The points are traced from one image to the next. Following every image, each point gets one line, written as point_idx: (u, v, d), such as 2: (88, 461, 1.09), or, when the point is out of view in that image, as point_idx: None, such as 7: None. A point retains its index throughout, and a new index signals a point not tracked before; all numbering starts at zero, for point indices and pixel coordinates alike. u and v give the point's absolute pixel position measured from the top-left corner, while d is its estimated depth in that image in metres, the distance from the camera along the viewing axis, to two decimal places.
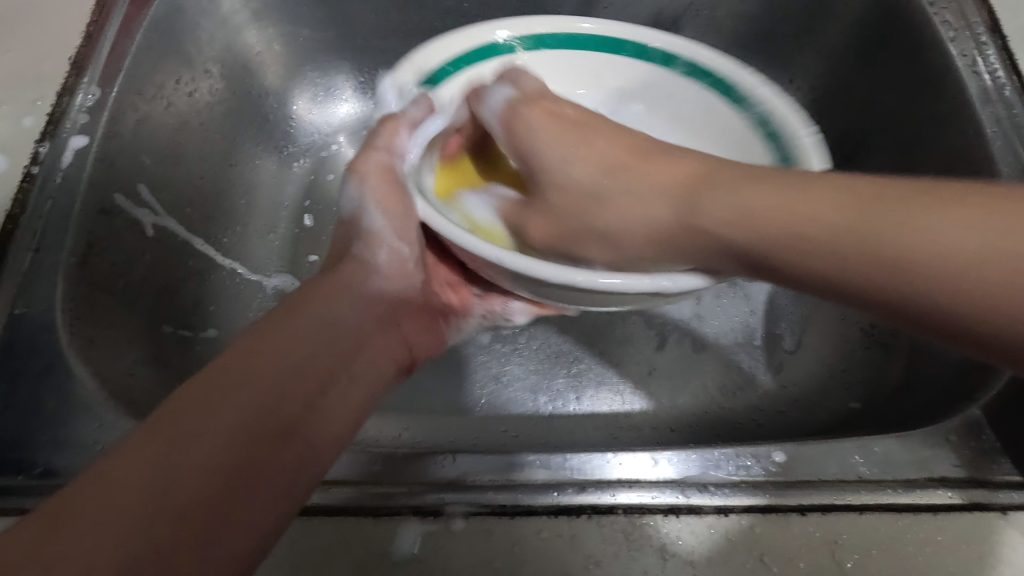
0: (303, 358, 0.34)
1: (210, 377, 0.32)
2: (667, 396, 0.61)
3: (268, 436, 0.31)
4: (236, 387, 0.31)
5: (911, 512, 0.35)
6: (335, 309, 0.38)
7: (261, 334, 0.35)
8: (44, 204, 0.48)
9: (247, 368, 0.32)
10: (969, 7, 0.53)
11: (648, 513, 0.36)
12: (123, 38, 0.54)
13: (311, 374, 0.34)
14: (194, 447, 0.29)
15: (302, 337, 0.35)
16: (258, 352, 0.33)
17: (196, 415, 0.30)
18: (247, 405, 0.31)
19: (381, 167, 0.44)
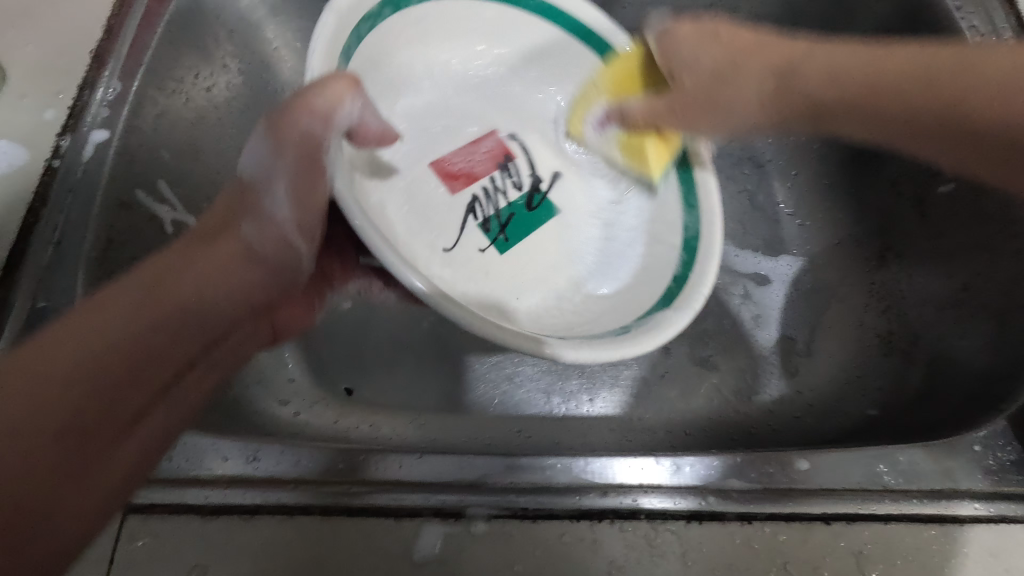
0: (172, 335, 0.35)
1: (43, 346, 0.31)
2: (680, 399, 0.60)
3: (107, 417, 0.32)
4: (74, 365, 0.31)
5: (936, 523, 0.35)
6: (213, 283, 0.37)
7: (119, 299, 0.33)
8: (66, 198, 0.48)
9: (89, 342, 0.31)
10: (998, 11, 0.51)
11: (670, 519, 0.35)
12: (143, 32, 0.54)
13: (164, 364, 0.34)
14: (17, 432, 0.29)
15: (176, 307, 0.35)
16: (109, 325, 0.32)
17: (21, 393, 0.29)
18: (83, 390, 0.31)
19: (310, 142, 0.39)
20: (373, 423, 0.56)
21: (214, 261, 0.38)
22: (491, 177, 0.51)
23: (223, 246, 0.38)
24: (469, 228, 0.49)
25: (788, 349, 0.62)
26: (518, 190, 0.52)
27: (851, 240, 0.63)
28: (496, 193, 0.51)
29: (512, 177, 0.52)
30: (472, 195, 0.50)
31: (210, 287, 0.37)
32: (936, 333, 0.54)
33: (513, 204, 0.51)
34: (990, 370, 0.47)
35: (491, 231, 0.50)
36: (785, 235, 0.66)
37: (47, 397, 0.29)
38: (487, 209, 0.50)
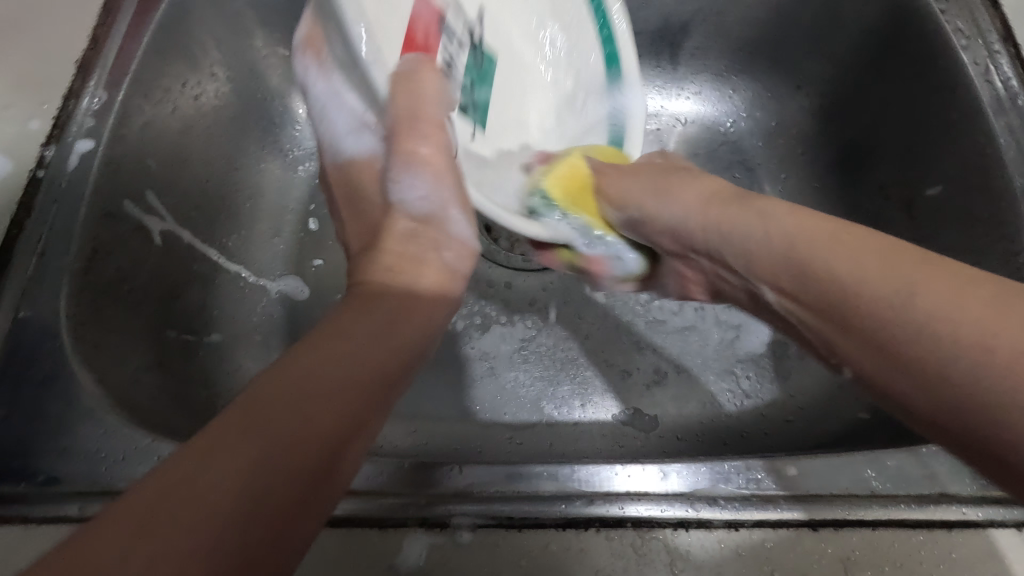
0: (354, 387, 0.29)
1: (295, 367, 0.28)
2: (672, 403, 0.60)
3: (299, 491, 0.25)
4: (321, 380, 0.28)
5: (924, 528, 0.35)
6: (397, 321, 0.34)
7: (332, 328, 0.32)
8: (49, 208, 0.48)
9: (326, 368, 0.29)
10: (983, 14, 0.51)
11: (657, 527, 0.35)
12: (130, 42, 0.54)
13: (367, 406, 0.29)
14: (279, 447, 0.25)
15: (340, 375, 0.29)
16: (334, 353, 0.30)
17: (283, 405, 0.26)
18: (331, 408, 0.27)
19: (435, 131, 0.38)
20: None
21: (358, 315, 0.33)
22: (448, 47, 0.41)
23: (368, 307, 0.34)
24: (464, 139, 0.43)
25: (780, 353, 0.62)
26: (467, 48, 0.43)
27: None
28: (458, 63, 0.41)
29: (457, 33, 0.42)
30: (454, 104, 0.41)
31: (369, 330, 0.32)
32: None
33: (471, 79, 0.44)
34: None
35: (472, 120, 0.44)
36: None
37: (237, 480, 0.23)
38: (458, 82, 0.41)
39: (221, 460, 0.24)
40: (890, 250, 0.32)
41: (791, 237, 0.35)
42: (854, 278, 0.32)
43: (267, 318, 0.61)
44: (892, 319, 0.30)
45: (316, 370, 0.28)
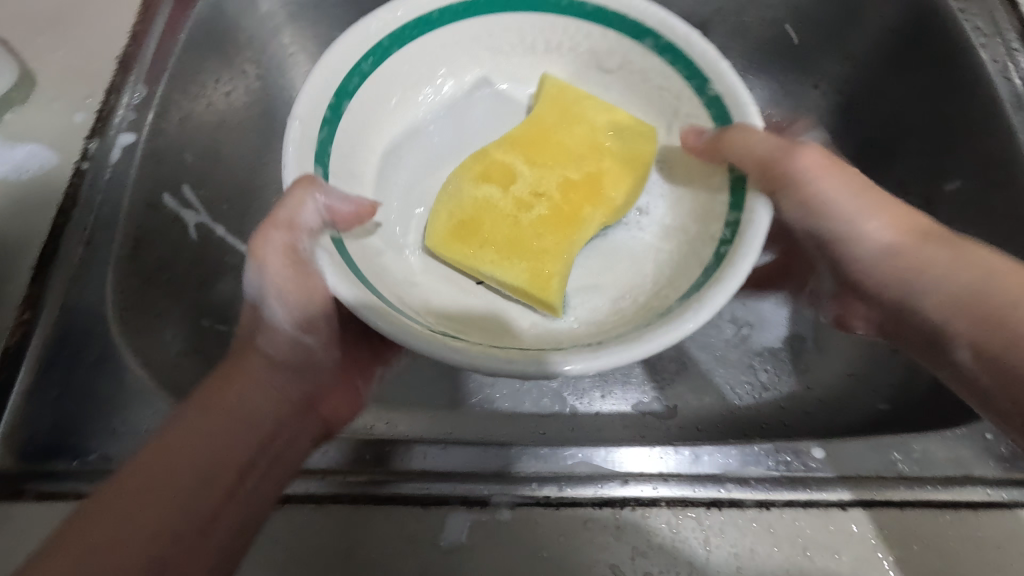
0: (217, 458, 0.36)
1: (144, 464, 0.35)
2: (692, 395, 0.61)
3: (163, 550, 0.33)
4: (167, 468, 0.35)
5: (950, 508, 0.36)
6: (253, 390, 0.39)
7: (188, 421, 0.37)
8: (95, 198, 0.49)
9: (182, 463, 0.35)
10: (1002, 14, 0.52)
11: (691, 506, 0.36)
12: (168, 38, 0.56)
13: (228, 465, 0.36)
14: (125, 534, 0.32)
15: (199, 451, 0.36)
16: (191, 444, 0.36)
17: (132, 501, 0.33)
18: (178, 504, 0.34)
19: (283, 249, 0.40)
20: (390, 419, 0.58)
21: (211, 394, 0.38)
22: None
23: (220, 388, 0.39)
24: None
25: (797, 347, 0.63)
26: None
27: None
28: None
29: None
30: None
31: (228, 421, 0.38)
32: None
33: None
34: None
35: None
36: None
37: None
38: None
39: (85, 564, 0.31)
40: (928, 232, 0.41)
41: (906, 243, 0.41)
42: (926, 275, 0.40)
43: None
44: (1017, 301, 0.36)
45: (199, 445, 0.36)
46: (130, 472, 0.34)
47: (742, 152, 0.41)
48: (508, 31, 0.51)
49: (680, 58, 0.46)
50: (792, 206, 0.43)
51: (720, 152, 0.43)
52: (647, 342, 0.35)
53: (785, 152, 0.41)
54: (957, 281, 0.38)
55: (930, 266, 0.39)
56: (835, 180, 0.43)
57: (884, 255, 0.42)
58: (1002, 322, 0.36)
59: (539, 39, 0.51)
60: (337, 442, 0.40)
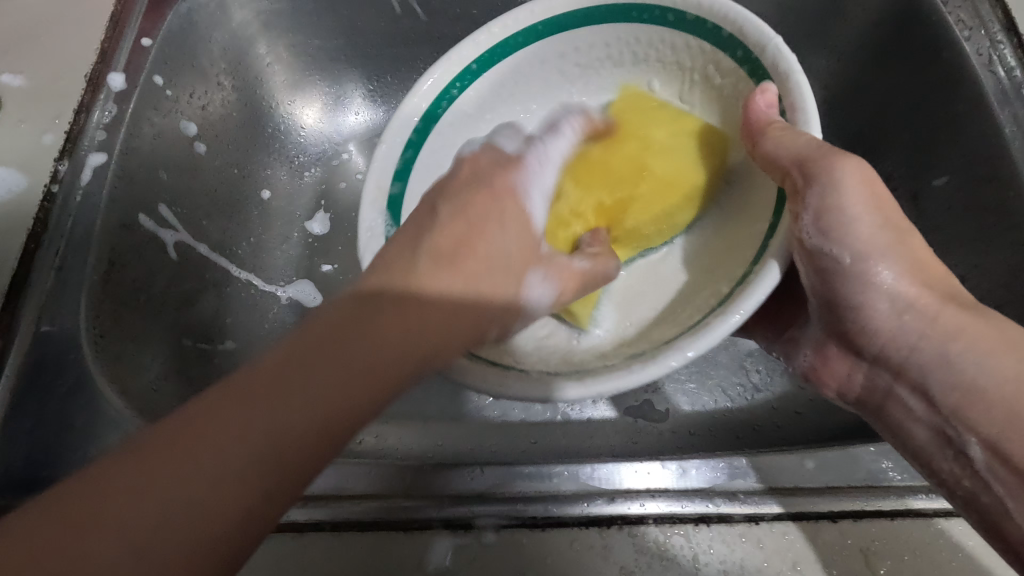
0: (337, 408, 0.29)
1: (229, 395, 0.29)
2: (684, 399, 0.60)
3: (248, 516, 0.27)
4: (263, 413, 0.28)
5: (942, 517, 0.35)
6: (390, 333, 0.31)
7: (287, 354, 0.30)
8: (66, 222, 0.48)
9: (277, 398, 0.29)
10: (987, 3, 0.51)
11: (679, 522, 0.35)
12: (137, 54, 0.55)
13: (342, 421, 0.29)
14: (186, 488, 0.27)
15: (296, 409, 0.28)
16: (292, 385, 0.29)
17: (222, 437, 0.28)
18: (304, 430, 0.28)
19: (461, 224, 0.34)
20: (379, 434, 0.58)
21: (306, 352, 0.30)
22: None
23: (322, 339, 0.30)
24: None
25: None
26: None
27: None
28: None
29: None
30: None
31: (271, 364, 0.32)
32: None
33: None
34: None
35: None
36: None
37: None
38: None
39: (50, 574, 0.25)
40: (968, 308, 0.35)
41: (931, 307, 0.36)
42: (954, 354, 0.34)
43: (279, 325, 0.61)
44: None
45: (360, 369, 0.30)
46: (229, 396, 0.29)
47: (783, 150, 0.37)
48: (564, 54, 0.49)
49: (722, 36, 0.44)
50: (811, 224, 0.36)
51: (755, 144, 0.39)
52: (635, 372, 0.35)
53: (816, 161, 0.36)
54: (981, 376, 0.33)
55: (969, 347, 0.34)
56: (879, 214, 0.37)
57: (896, 323, 0.37)
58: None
59: (594, 61, 0.50)
60: (321, 466, 0.39)
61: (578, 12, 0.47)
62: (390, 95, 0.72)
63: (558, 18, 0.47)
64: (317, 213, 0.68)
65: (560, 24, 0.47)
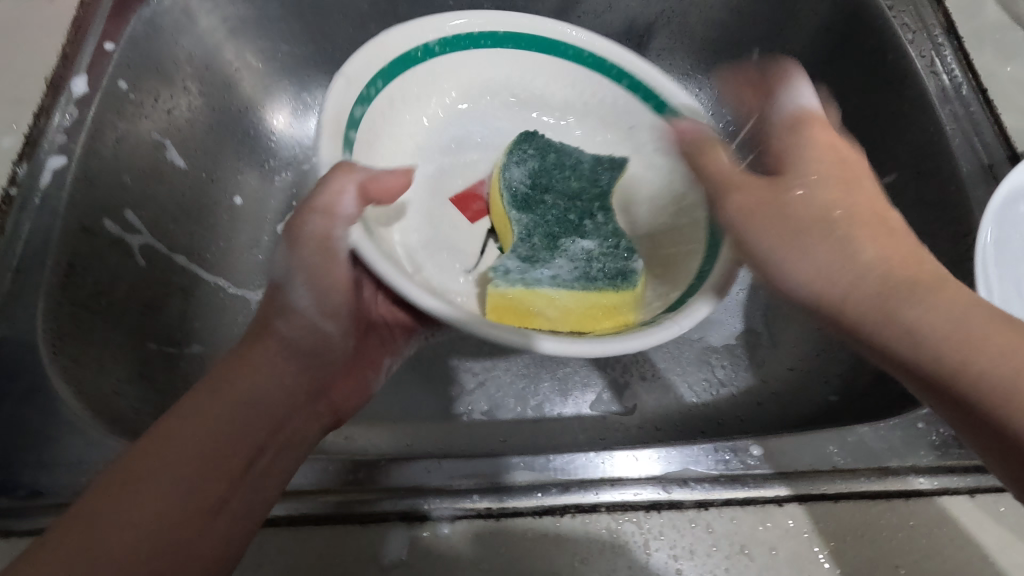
0: (229, 434, 0.36)
1: (164, 429, 0.35)
2: (651, 395, 0.61)
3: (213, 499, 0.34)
4: (185, 440, 0.35)
5: (883, 499, 0.37)
6: (255, 381, 0.39)
7: (184, 413, 0.36)
8: (25, 225, 0.48)
9: (195, 426, 0.36)
10: (926, 9, 0.54)
11: (631, 510, 0.36)
12: (99, 58, 0.55)
13: (242, 446, 0.36)
14: (151, 499, 0.33)
15: (203, 438, 0.35)
16: (194, 426, 0.36)
17: (170, 449, 0.34)
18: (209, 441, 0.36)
19: (318, 238, 0.42)
20: (348, 434, 0.58)
21: (225, 375, 0.39)
22: None
23: (229, 373, 0.39)
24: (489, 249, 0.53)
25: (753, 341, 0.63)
26: None
27: None
28: None
29: None
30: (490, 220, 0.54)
31: (259, 398, 0.39)
32: None
33: None
34: None
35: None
36: None
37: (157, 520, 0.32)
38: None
39: (140, 484, 0.33)
40: (935, 278, 0.34)
41: (891, 276, 0.34)
42: (949, 333, 0.32)
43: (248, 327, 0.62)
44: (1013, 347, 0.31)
45: (241, 408, 0.38)
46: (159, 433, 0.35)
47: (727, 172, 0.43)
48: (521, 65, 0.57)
49: (656, 98, 0.54)
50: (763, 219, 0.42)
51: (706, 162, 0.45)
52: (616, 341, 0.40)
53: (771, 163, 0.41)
54: (935, 327, 0.33)
55: (938, 300, 0.33)
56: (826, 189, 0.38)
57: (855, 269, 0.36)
58: (964, 369, 0.32)
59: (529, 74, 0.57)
60: None
61: (550, 42, 0.55)
62: None
63: (523, 35, 0.55)
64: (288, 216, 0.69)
65: (513, 43, 0.56)
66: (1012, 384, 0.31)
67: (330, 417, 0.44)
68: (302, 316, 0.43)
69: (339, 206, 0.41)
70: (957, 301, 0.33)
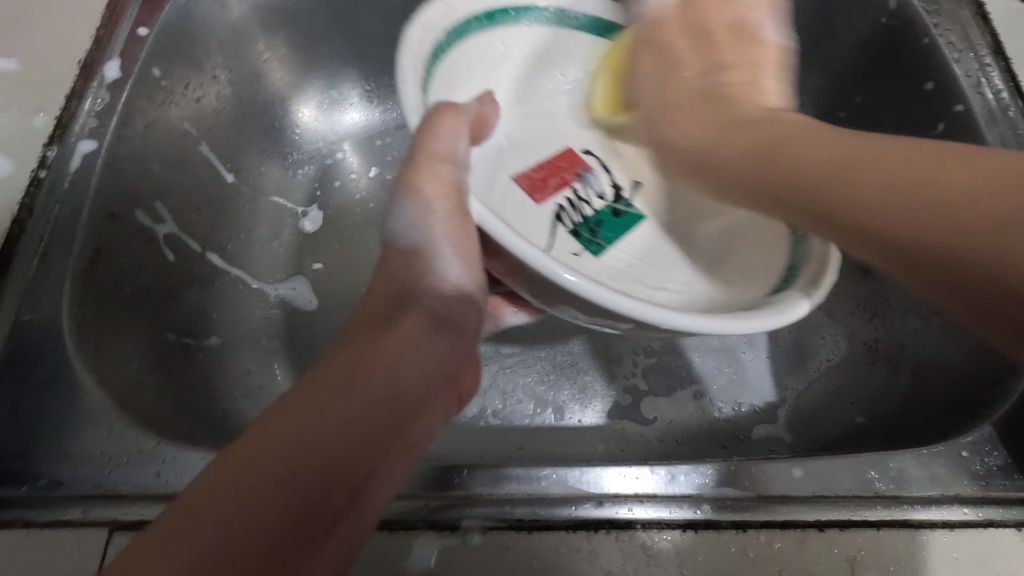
0: (361, 430, 0.32)
1: (299, 407, 0.32)
2: (672, 407, 0.60)
3: (309, 522, 0.28)
4: (309, 433, 0.30)
5: (926, 528, 0.36)
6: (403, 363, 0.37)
7: (314, 393, 0.33)
8: (52, 208, 0.47)
9: (326, 415, 0.31)
10: (974, 28, 0.54)
11: (665, 528, 0.35)
12: (133, 43, 0.54)
13: (370, 447, 0.32)
14: (256, 499, 0.28)
15: (335, 425, 0.31)
16: (318, 417, 0.31)
17: (286, 441, 0.30)
18: (333, 442, 0.31)
19: (448, 186, 0.41)
20: None
21: (367, 353, 0.36)
22: (573, 189, 0.47)
23: (371, 352, 0.36)
24: (558, 234, 0.45)
25: (777, 357, 0.61)
26: (603, 200, 0.47)
27: None
28: (584, 202, 0.46)
29: (596, 188, 0.47)
30: (557, 204, 0.46)
31: (383, 385, 0.35)
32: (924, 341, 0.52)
33: (598, 213, 0.46)
34: (963, 379, 0.47)
35: (582, 236, 0.45)
36: None
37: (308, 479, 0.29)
38: (575, 216, 0.46)
39: (273, 467, 0.29)
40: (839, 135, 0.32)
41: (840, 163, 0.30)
42: (869, 202, 0.29)
43: (267, 322, 0.61)
44: (904, 196, 0.28)
45: (364, 395, 0.33)
46: (286, 417, 0.31)
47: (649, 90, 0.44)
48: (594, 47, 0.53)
49: None
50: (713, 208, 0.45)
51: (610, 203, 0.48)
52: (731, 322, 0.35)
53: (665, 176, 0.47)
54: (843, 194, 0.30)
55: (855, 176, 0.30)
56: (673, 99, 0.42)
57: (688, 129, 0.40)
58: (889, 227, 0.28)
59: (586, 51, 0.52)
60: None
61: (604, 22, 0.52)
62: (386, 96, 0.72)
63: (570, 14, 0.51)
64: (310, 209, 0.68)
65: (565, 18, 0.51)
66: (999, 212, 0.25)
67: (452, 401, 0.41)
68: (452, 283, 0.42)
69: (458, 150, 0.40)
70: (864, 188, 0.29)
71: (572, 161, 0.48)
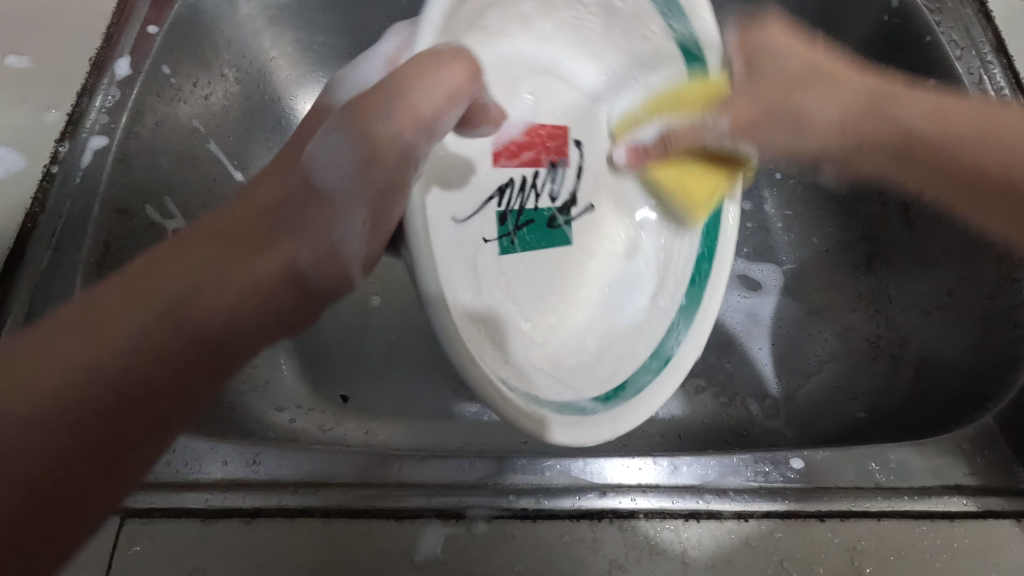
0: (184, 354, 0.29)
1: (126, 292, 0.29)
2: (674, 403, 0.60)
3: (58, 427, 0.26)
4: (122, 336, 0.28)
5: (927, 519, 0.36)
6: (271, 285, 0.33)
7: (149, 288, 0.29)
8: (64, 203, 0.48)
9: (152, 321, 0.29)
10: (976, 26, 0.54)
11: (669, 517, 0.36)
12: (144, 40, 0.54)
13: (186, 371, 0.29)
14: (38, 389, 0.26)
15: (162, 336, 0.29)
16: (143, 312, 0.29)
17: (98, 330, 0.28)
18: (142, 352, 0.28)
19: (399, 156, 0.34)
20: (369, 429, 0.55)
21: (213, 263, 0.31)
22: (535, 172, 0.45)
23: (221, 264, 0.31)
24: (489, 212, 0.43)
25: (779, 353, 0.61)
26: (551, 201, 0.46)
27: (839, 246, 0.62)
28: (534, 190, 0.45)
29: (554, 184, 0.46)
30: (508, 178, 0.44)
31: (232, 306, 0.31)
32: (925, 337, 0.53)
33: (538, 210, 0.45)
34: (967, 372, 0.48)
35: (504, 226, 0.43)
36: (775, 242, 0.66)
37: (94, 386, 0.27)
38: (526, 200, 0.44)
39: (64, 362, 0.27)
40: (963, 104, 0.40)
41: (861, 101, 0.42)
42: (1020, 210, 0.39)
43: None
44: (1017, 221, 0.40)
45: (207, 304, 0.30)
46: (112, 305, 0.29)
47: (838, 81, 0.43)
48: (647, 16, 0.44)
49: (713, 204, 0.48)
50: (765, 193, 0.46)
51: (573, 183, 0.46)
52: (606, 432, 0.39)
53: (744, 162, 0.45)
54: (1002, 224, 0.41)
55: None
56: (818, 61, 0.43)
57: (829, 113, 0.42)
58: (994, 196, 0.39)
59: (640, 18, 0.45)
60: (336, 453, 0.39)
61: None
62: None
63: None
64: None
65: None
66: None
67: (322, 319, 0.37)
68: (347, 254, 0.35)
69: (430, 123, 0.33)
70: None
71: (559, 143, 0.46)
